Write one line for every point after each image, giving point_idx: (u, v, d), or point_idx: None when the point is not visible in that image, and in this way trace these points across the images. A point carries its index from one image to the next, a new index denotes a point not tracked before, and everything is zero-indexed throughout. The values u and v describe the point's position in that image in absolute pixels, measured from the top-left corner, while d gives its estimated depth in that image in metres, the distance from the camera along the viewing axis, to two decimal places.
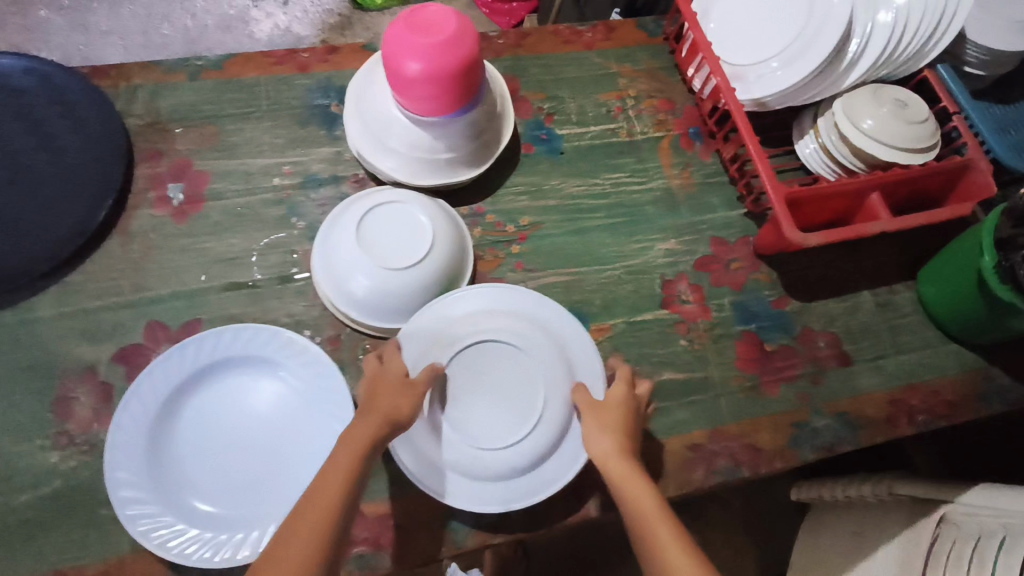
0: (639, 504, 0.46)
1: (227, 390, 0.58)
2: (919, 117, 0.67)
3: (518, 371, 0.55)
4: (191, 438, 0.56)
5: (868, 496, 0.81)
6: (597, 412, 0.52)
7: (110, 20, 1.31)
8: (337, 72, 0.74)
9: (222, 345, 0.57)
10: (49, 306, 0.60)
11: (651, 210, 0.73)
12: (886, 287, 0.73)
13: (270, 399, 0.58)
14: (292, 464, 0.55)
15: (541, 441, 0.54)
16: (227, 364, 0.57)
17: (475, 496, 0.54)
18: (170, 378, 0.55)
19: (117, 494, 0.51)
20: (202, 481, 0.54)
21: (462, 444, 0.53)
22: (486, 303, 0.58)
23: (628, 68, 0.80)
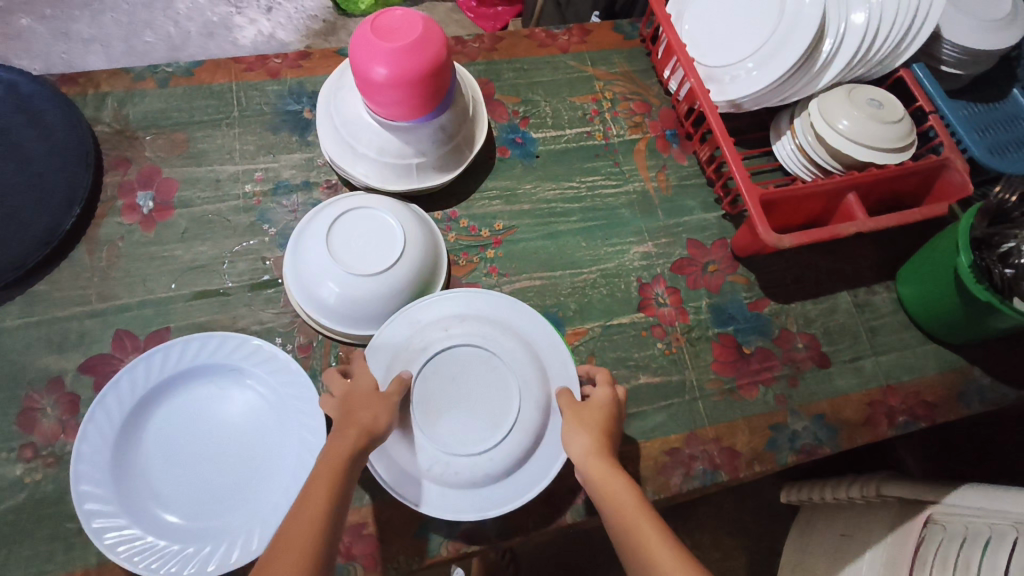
0: (618, 499, 0.43)
1: (195, 400, 0.57)
2: (894, 117, 0.67)
3: (491, 376, 0.55)
4: (159, 449, 0.55)
5: (856, 497, 0.81)
6: (576, 412, 0.51)
7: (91, 28, 1.31)
8: (309, 78, 0.73)
9: (190, 354, 0.56)
10: (15, 317, 0.59)
11: (627, 213, 0.73)
12: (865, 287, 0.73)
13: (239, 409, 0.57)
14: (261, 474, 0.54)
15: (516, 447, 0.53)
16: (195, 373, 0.57)
17: (450, 506, 0.52)
18: (138, 388, 0.55)
19: (82, 508, 0.50)
20: (171, 492, 0.53)
21: (435, 451, 0.52)
22: (457, 309, 0.58)
23: (603, 71, 0.80)
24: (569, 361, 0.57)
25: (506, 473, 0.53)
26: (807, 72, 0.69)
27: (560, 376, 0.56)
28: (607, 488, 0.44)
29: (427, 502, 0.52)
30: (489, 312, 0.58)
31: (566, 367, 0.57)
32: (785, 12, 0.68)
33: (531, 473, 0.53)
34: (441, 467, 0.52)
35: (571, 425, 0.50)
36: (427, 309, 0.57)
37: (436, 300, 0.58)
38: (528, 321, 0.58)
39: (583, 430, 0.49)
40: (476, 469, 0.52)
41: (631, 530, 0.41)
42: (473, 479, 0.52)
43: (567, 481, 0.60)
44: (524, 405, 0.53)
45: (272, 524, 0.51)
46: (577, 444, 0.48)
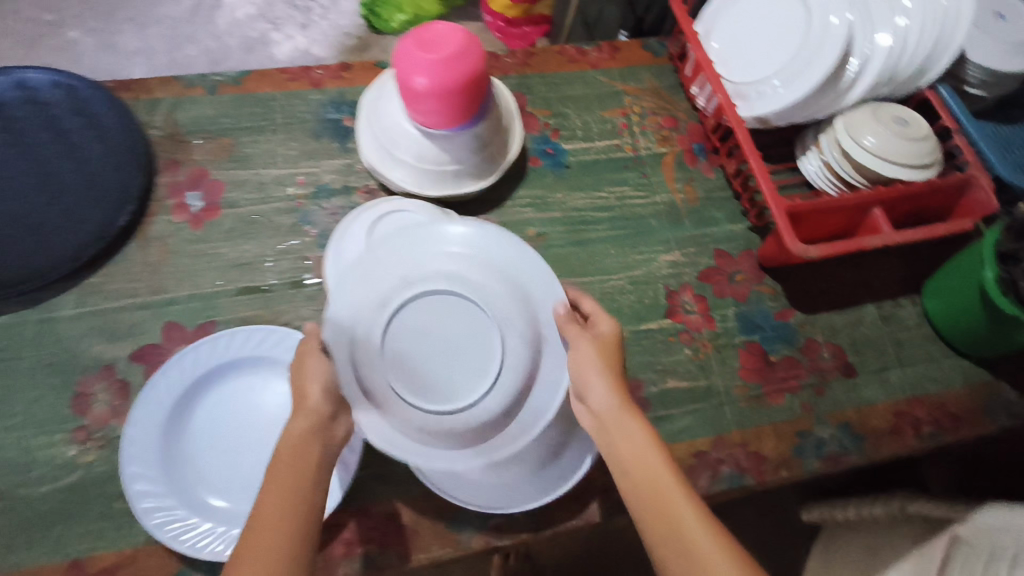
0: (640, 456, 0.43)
1: (237, 390, 0.59)
2: (919, 134, 0.68)
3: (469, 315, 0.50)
4: (202, 436, 0.57)
5: (880, 515, 0.82)
6: (588, 343, 0.48)
7: (136, 41, 1.37)
8: (349, 88, 0.77)
9: (233, 347, 0.59)
10: (69, 307, 0.62)
11: (655, 222, 0.75)
12: (891, 300, 0.74)
13: (277, 399, 0.59)
14: None
15: (508, 390, 0.49)
16: (237, 364, 0.59)
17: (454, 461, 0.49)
18: (186, 376, 0.57)
19: (132, 488, 0.53)
20: (214, 476, 0.56)
21: (424, 410, 0.49)
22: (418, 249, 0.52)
23: (632, 86, 0.83)
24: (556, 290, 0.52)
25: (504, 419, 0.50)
26: (832, 91, 0.71)
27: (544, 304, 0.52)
28: (628, 438, 0.44)
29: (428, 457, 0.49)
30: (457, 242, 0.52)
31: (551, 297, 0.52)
32: (812, 32, 0.70)
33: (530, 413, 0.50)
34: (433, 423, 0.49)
35: (586, 368, 0.47)
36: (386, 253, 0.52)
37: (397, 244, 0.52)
38: (503, 245, 0.52)
39: (604, 377, 0.47)
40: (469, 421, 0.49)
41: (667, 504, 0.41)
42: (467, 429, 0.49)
43: (595, 480, 0.61)
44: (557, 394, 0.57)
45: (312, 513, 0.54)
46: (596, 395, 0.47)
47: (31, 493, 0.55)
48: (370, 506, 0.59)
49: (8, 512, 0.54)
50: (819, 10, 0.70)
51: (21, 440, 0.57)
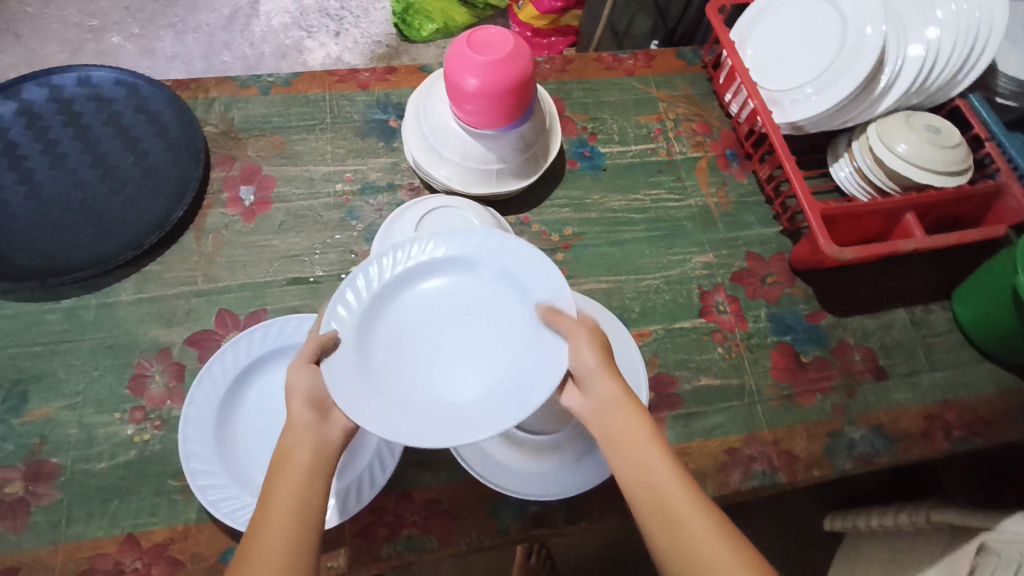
0: (637, 452, 0.43)
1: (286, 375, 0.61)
2: (951, 142, 0.70)
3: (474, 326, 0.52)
4: (253, 418, 0.59)
5: (905, 524, 0.82)
6: (582, 337, 0.47)
7: (175, 46, 1.42)
8: (395, 91, 0.80)
9: (285, 333, 0.61)
10: (129, 292, 0.65)
11: (689, 225, 0.77)
12: (921, 306, 0.75)
13: None
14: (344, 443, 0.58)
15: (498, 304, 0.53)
16: (287, 350, 0.61)
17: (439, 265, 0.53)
18: (241, 358, 0.59)
19: (188, 465, 0.55)
20: (264, 456, 0.57)
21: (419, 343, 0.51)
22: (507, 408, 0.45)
23: (667, 93, 0.85)
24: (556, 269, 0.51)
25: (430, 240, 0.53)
26: (865, 99, 0.73)
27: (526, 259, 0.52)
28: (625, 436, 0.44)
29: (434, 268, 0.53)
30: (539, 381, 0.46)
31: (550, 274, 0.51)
32: (846, 40, 0.71)
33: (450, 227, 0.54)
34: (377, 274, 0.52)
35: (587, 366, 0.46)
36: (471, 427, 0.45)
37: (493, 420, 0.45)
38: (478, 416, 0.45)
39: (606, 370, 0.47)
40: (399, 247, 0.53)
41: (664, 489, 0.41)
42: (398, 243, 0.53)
43: None
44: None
45: (362, 495, 0.56)
46: (597, 390, 0.46)
47: (90, 468, 0.58)
48: (411, 492, 0.60)
49: (67, 485, 0.57)
50: (854, 18, 0.72)
51: (82, 417, 0.60)
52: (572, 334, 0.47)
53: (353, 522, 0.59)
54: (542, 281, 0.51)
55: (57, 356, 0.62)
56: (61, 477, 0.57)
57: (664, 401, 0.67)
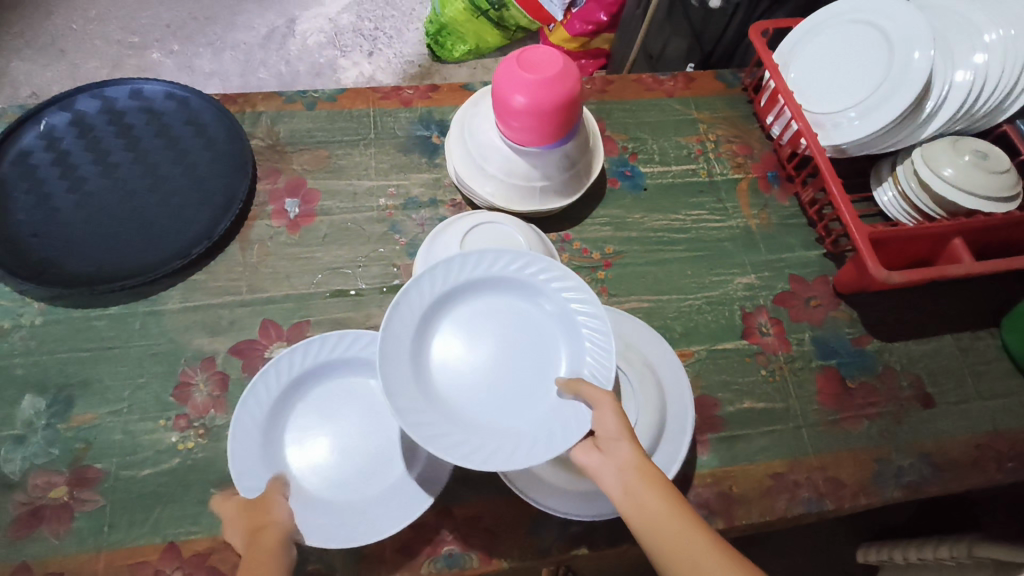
0: (647, 504, 0.43)
1: (326, 393, 0.61)
2: (1000, 167, 0.68)
3: (523, 346, 0.55)
4: (298, 436, 0.58)
5: (947, 559, 0.79)
6: (606, 404, 0.48)
7: (213, 64, 1.46)
8: (437, 108, 0.80)
9: (325, 351, 0.60)
10: (175, 301, 0.66)
11: (730, 246, 0.76)
12: (968, 332, 0.73)
13: (365, 402, 0.61)
14: (396, 456, 0.58)
15: (546, 331, 0.56)
16: (327, 369, 0.61)
17: (503, 281, 0.56)
18: (294, 367, 0.59)
19: (234, 469, 0.54)
20: (316, 473, 0.57)
21: (465, 348, 0.55)
22: (522, 448, 0.50)
23: (707, 115, 0.85)
24: (610, 334, 0.53)
25: (511, 257, 0.55)
26: (911, 123, 0.72)
27: (583, 310, 0.54)
28: (635, 490, 0.44)
29: (496, 282, 0.56)
30: (558, 431, 0.50)
31: (605, 334, 0.53)
32: (892, 64, 0.71)
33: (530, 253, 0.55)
34: (454, 272, 0.55)
35: (607, 428, 0.47)
36: (485, 455, 0.49)
37: (506, 456, 0.49)
38: (496, 450, 0.50)
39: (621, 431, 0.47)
40: (482, 255, 0.55)
41: (695, 547, 0.41)
42: (480, 252, 0.55)
43: None
44: (645, 406, 0.60)
45: (408, 512, 0.54)
46: (620, 453, 0.46)
47: (133, 475, 0.58)
48: (452, 508, 0.60)
49: (110, 491, 0.57)
50: (900, 42, 0.71)
51: (126, 423, 0.60)
52: (597, 401, 0.48)
53: (393, 538, 0.58)
54: (596, 341, 0.53)
55: (103, 363, 0.62)
56: (104, 483, 0.57)
57: (706, 422, 0.66)
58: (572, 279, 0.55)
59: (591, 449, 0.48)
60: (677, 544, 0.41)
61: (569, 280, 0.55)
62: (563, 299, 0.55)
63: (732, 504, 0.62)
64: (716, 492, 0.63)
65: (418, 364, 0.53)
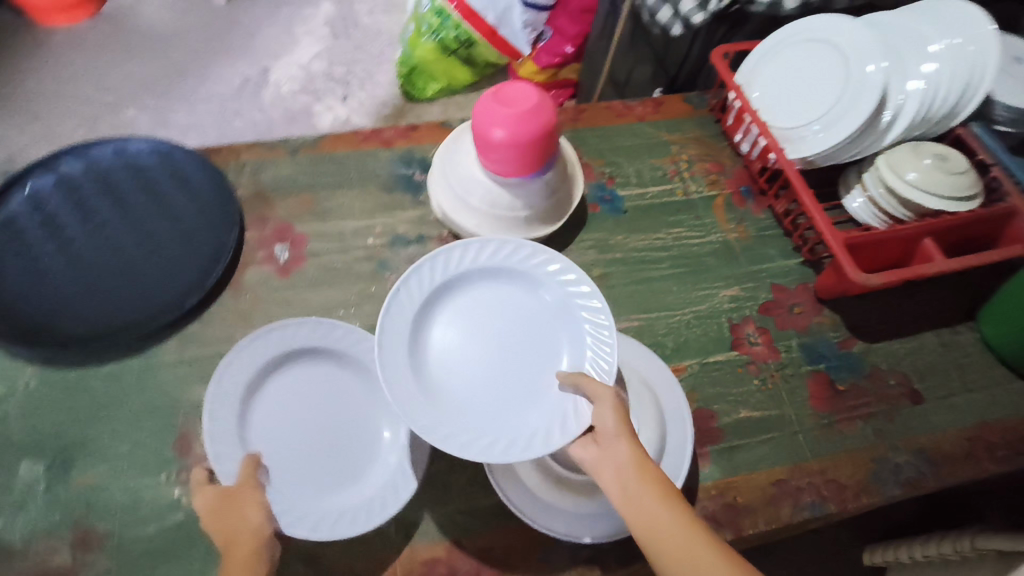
0: (643, 503, 0.45)
1: (289, 382, 0.61)
2: (960, 167, 0.71)
3: (519, 330, 0.59)
4: (273, 430, 0.59)
5: (950, 553, 0.80)
6: (606, 403, 0.50)
7: (188, 117, 1.47)
8: (417, 146, 0.82)
9: (285, 339, 0.61)
10: (170, 354, 0.66)
11: (712, 260, 0.78)
12: (947, 327, 0.76)
13: (331, 387, 0.62)
14: (370, 440, 0.61)
15: (545, 321, 0.59)
16: (288, 357, 0.62)
17: (501, 271, 0.60)
18: (276, 343, 0.61)
19: (211, 448, 0.56)
20: (296, 465, 0.58)
21: (464, 336, 0.59)
22: (516, 436, 0.54)
23: (678, 136, 0.88)
24: (612, 329, 0.56)
25: (512, 249, 0.60)
26: (872, 132, 0.76)
27: (581, 302, 0.58)
28: (632, 489, 0.46)
29: (494, 273, 0.60)
30: (557, 422, 0.53)
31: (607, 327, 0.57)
32: (850, 78, 0.75)
33: (532, 246, 0.60)
34: (455, 262, 0.59)
35: (606, 427, 0.49)
36: (481, 445, 0.53)
37: (502, 445, 0.53)
38: (493, 441, 0.53)
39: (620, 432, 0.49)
40: (482, 246, 0.60)
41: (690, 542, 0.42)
42: (481, 242, 0.60)
43: None
44: (646, 423, 0.61)
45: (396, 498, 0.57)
46: (618, 451, 0.48)
47: (137, 533, 0.57)
48: (462, 540, 0.60)
49: (115, 551, 0.56)
50: (855, 57, 0.75)
51: (127, 481, 0.59)
52: (597, 398, 0.51)
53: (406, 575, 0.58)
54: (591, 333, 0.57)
55: (100, 421, 0.62)
56: (108, 544, 0.56)
57: (705, 435, 0.67)
58: (573, 273, 0.59)
59: (590, 443, 0.51)
60: (672, 541, 0.43)
61: (570, 273, 0.59)
62: (564, 290, 0.59)
63: (738, 514, 0.63)
64: (721, 503, 0.63)
65: (418, 351, 0.57)
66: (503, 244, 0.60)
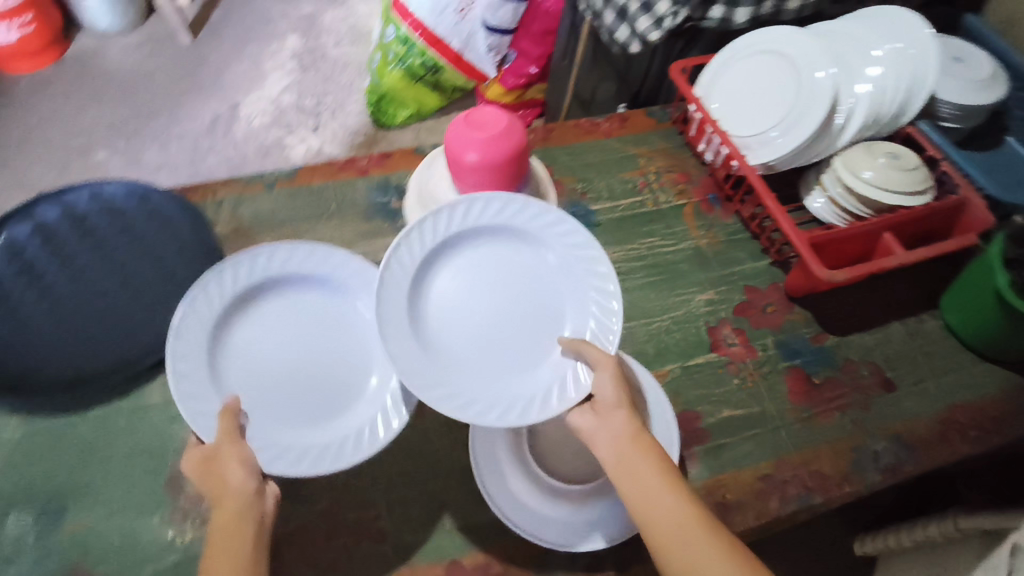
0: (635, 467, 0.49)
1: (263, 313, 0.61)
2: (911, 164, 0.75)
3: (517, 283, 0.61)
4: (247, 365, 0.59)
5: (935, 536, 0.82)
6: (605, 372, 0.54)
7: (160, 156, 1.47)
8: (392, 173, 0.84)
9: (258, 267, 0.59)
10: (157, 395, 0.66)
11: (686, 266, 0.81)
12: (913, 316, 0.79)
13: (307, 319, 0.62)
14: (347, 374, 0.61)
15: (547, 279, 0.61)
16: (262, 285, 0.60)
17: (505, 230, 0.61)
18: (264, 268, 0.60)
19: (173, 366, 0.55)
20: (272, 402, 0.58)
21: (465, 290, 0.61)
22: (512, 399, 0.57)
23: (644, 149, 0.91)
24: (619, 302, 0.58)
25: (522, 206, 0.60)
26: (827, 135, 0.80)
27: (586, 265, 0.60)
28: (625, 455, 0.50)
29: (498, 231, 0.61)
30: (557, 389, 0.57)
31: (614, 298, 0.59)
32: (802, 85, 0.79)
33: (543, 205, 0.60)
34: (458, 215, 0.59)
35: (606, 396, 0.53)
36: (484, 407, 0.56)
37: (498, 407, 0.56)
38: (496, 402, 0.56)
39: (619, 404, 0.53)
40: (490, 200, 0.59)
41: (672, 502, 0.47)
42: (492, 197, 0.59)
43: None
44: None
45: (373, 438, 0.58)
46: (615, 420, 0.52)
47: None
48: (461, 558, 0.60)
49: None
50: (805, 66, 0.79)
51: (120, 526, 0.59)
52: (600, 366, 0.54)
53: None
54: (595, 302, 0.59)
55: (89, 467, 0.62)
56: None
57: (691, 436, 0.68)
58: (581, 235, 0.60)
59: (586, 411, 0.54)
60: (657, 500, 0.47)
61: (576, 235, 0.60)
62: (571, 253, 0.60)
63: (728, 511, 0.64)
64: (712, 503, 0.65)
65: (419, 310, 0.59)
66: (511, 200, 0.59)
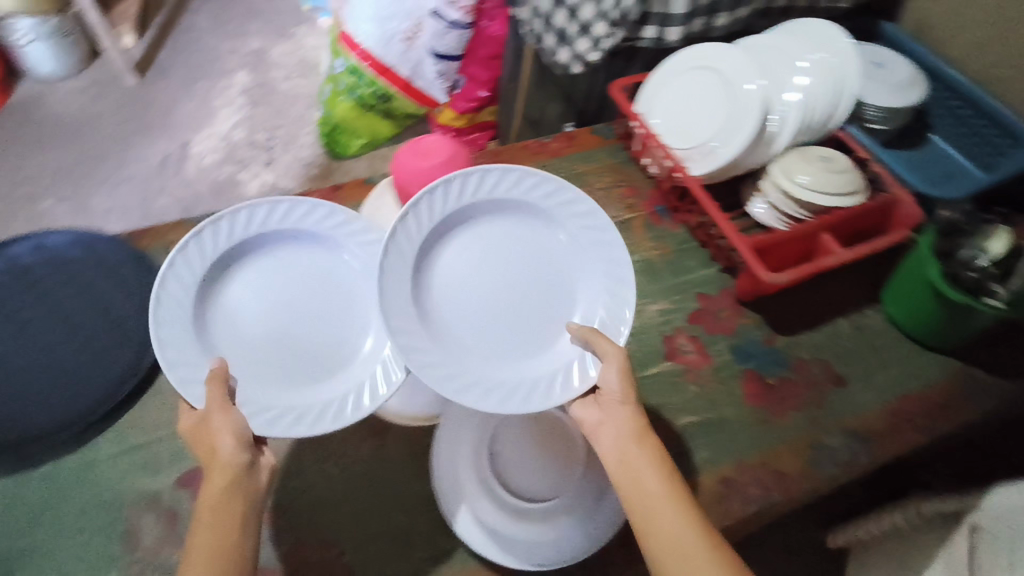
0: (631, 464, 0.52)
1: (256, 267, 0.61)
2: (842, 167, 0.79)
3: (526, 252, 0.62)
4: (237, 321, 0.60)
5: (899, 523, 0.85)
6: (614, 365, 0.55)
7: (110, 200, 1.45)
8: (343, 205, 0.84)
9: (252, 219, 0.60)
10: (109, 447, 0.64)
11: (639, 279, 0.83)
12: (857, 312, 0.82)
13: (301, 273, 0.62)
14: (339, 330, 0.62)
15: (559, 257, 0.63)
16: (254, 238, 0.61)
17: (517, 208, 0.62)
18: (256, 221, 0.60)
19: (157, 332, 0.56)
20: (262, 362, 0.59)
21: (473, 262, 0.61)
22: (516, 383, 0.59)
23: (591, 166, 0.93)
24: (631, 294, 0.60)
25: (539, 184, 0.61)
26: (762, 142, 0.83)
27: (596, 248, 0.62)
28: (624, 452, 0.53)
29: (509, 206, 0.62)
30: (560, 378, 0.59)
31: (626, 290, 0.61)
32: (735, 97, 0.82)
33: (563, 184, 0.61)
34: (471, 187, 0.60)
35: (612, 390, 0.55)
36: (484, 392, 0.58)
37: (500, 391, 0.58)
38: (497, 385, 0.59)
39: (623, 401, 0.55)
40: (505, 174, 0.60)
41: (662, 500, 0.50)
42: (505, 170, 0.60)
43: None
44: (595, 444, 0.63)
45: (359, 401, 0.58)
46: (617, 416, 0.55)
47: None
48: None
49: None
50: (737, 79, 0.83)
51: None
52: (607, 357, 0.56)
53: None
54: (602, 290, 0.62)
55: (41, 529, 0.60)
56: None
57: None
58: (596, 219, 0.61)
59: (590, 407, 0.57)
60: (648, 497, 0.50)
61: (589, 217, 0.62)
62: (582, 233, 0.62)
63: None
64: None
65: (423, 288, 0.60)
66: (526, 176, 0.61)
